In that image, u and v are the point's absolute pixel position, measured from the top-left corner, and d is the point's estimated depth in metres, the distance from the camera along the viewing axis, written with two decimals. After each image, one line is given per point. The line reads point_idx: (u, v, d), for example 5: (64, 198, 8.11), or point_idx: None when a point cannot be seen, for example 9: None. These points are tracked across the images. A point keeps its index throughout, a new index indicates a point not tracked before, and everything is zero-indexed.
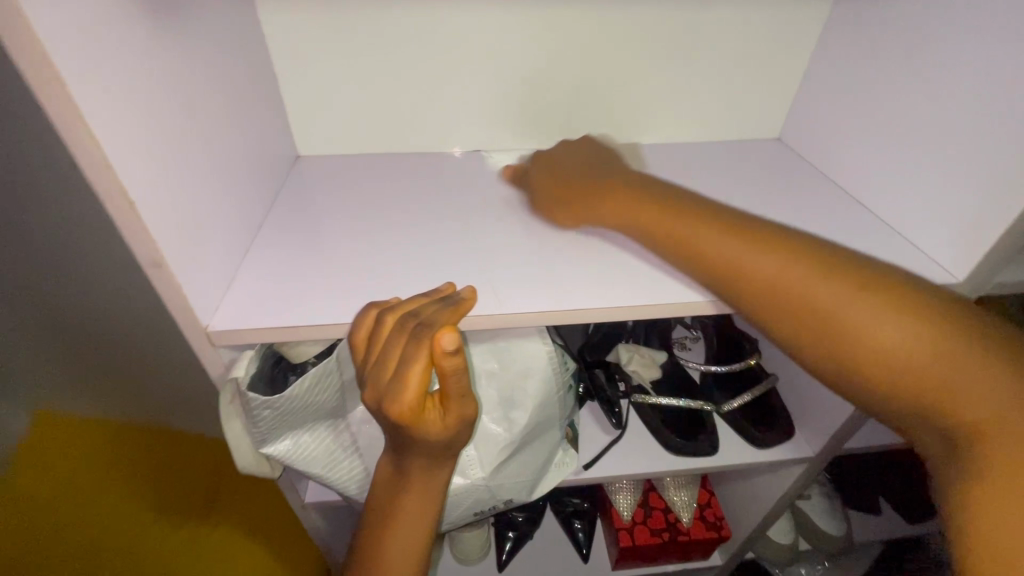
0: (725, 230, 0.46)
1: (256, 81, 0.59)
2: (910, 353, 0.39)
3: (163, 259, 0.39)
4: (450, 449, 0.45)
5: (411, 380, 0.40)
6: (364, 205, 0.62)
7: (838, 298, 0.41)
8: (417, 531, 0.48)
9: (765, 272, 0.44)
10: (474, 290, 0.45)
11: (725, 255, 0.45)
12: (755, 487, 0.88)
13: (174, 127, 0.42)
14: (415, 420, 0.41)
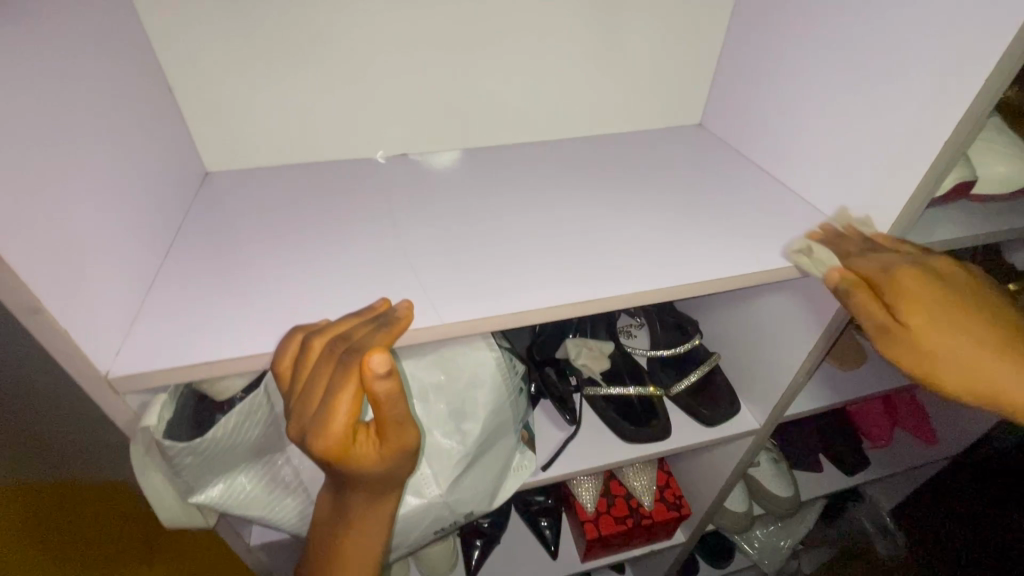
0: (899, 277, 0.48)
1: (147, 93, 0.54)
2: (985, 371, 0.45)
3: (43, 304, 0.35)
4: (394, 478, 0.42)
5: (338, 411, 0.37)
6: (288, 220, 0.58)
7: (910, 301, 0.47)
8: (367, 558, 0.46)
9: (895, 295, 0.48)
10: (410, 307, 0.43)
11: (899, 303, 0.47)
12: (708, 463, 0.91)
13: (47, 148, 0.37)
14: (347, 453, 0.38)
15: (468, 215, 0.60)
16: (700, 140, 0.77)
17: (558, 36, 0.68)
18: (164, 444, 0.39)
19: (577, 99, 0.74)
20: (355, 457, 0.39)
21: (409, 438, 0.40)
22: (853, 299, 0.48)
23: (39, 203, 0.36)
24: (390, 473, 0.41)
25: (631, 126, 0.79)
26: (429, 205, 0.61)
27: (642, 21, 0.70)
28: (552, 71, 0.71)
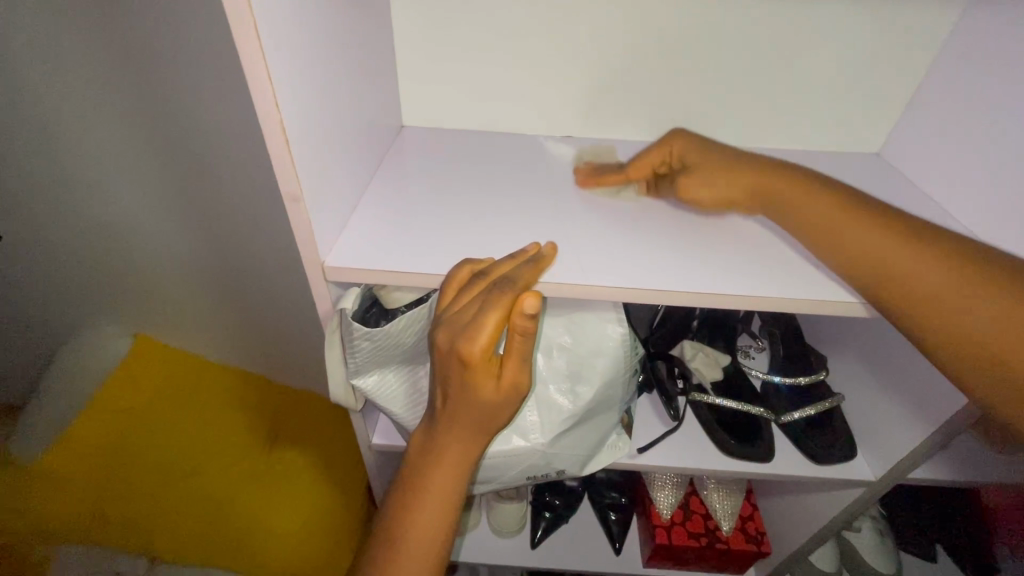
0: (856, 219, 0.50)
1: (378, 50, 0.65)
2: (922, 275, 0.46)
3: (300, 195, 0.44)
4: (497, 416, 0.46)
5: (486, 327, 0.43)
6: (462, 175, 0.66)
7: (856, 230, 0.49)
8: (453, 479, 0.49)
9: (849, 236, 0.49)
10: (555, 253, 0.51)
11: (844, 236, 0.50)
12: (801, 507, 0.86)
13: (317, 77, 0.47)
14: (478, 368, 0.44)
15: (620, 201, 0.64)
16: (872, 171, 0.73)
17: (745, 43, 0.69)
18: (353, 327, 0.48)
19: (750, 110, 0.74)
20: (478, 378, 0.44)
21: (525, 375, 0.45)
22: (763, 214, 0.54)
23: (309, 117, 0.46)
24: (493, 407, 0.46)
25: (799, 145, 0.77)
26: (585, 187, 0.66)
27: (839, 37, 0.68)
28: (730, 79, 0.72)
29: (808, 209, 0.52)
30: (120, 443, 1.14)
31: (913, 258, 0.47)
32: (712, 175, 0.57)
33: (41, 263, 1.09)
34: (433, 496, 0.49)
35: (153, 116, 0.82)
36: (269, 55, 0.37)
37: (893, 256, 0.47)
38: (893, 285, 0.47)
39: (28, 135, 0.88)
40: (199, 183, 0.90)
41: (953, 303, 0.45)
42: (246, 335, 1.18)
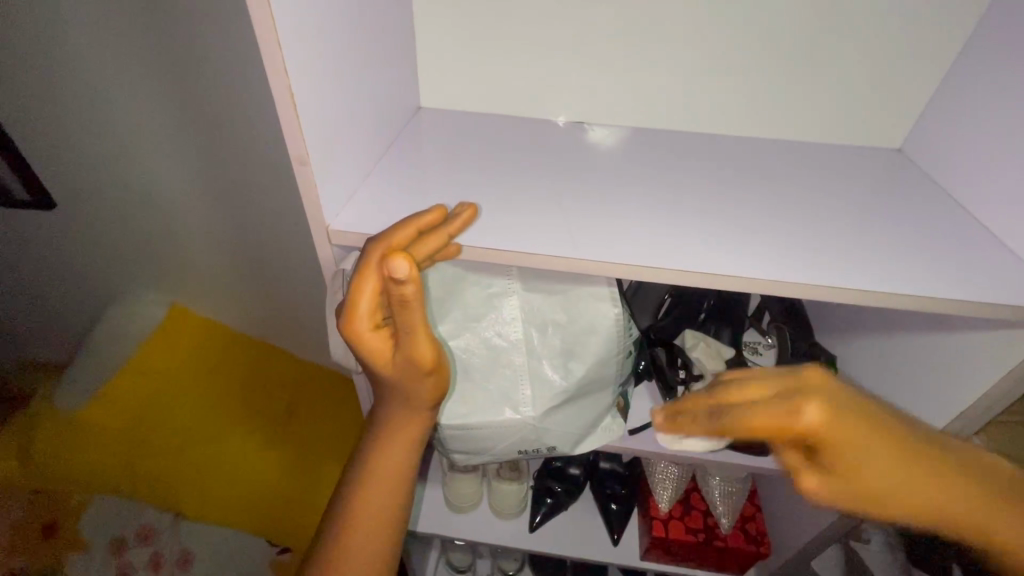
0: (962, 479, 0.36)
1: (397, 32, 0.67)
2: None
3: (307, 159, 0.47)
4: (403, 379, 0.48)
5: (361, 294, 0.43)
6: (472, 154, 0.68)
7: (948, 486, 0.36)
8: (401, 450, 0.54)
9: (955, 493, 0.36)
10: (468, 215, 0.49)
11: (945, 506, 0.36)
12: (804, 510, 0.84)
13: (333, 50, 0.50)
14: (363, 336, 0.45)
15: (627, 185, 0.64)
16: (891, 167, 0.71)
17: (763, 33, 0.68)
18: None
19: (766, 100, 0.73)
20: (373, 348, 0.46)
21: (416, 343, 0.45)
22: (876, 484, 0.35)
23: (321, 87, 0.48)
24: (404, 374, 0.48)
25: (818, 138, 0.75)
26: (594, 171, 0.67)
27: (862, 27, 0.66)
28: (747, 68, 0.71)
29: (916, 492, 0.35)
30: (148, 411, 1.22)
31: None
32: (887, 474, 0.35)
33: (89, 231, 1.17)
34: (384, 466, 0.55)
35: (196, 93, 0.88)
36: (280, 24, 0.40)
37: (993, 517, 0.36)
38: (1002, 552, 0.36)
39: (83, 109, 0.95)
40: (237, 158, 0.96)
41: None
42: (276, 304, 1.25)
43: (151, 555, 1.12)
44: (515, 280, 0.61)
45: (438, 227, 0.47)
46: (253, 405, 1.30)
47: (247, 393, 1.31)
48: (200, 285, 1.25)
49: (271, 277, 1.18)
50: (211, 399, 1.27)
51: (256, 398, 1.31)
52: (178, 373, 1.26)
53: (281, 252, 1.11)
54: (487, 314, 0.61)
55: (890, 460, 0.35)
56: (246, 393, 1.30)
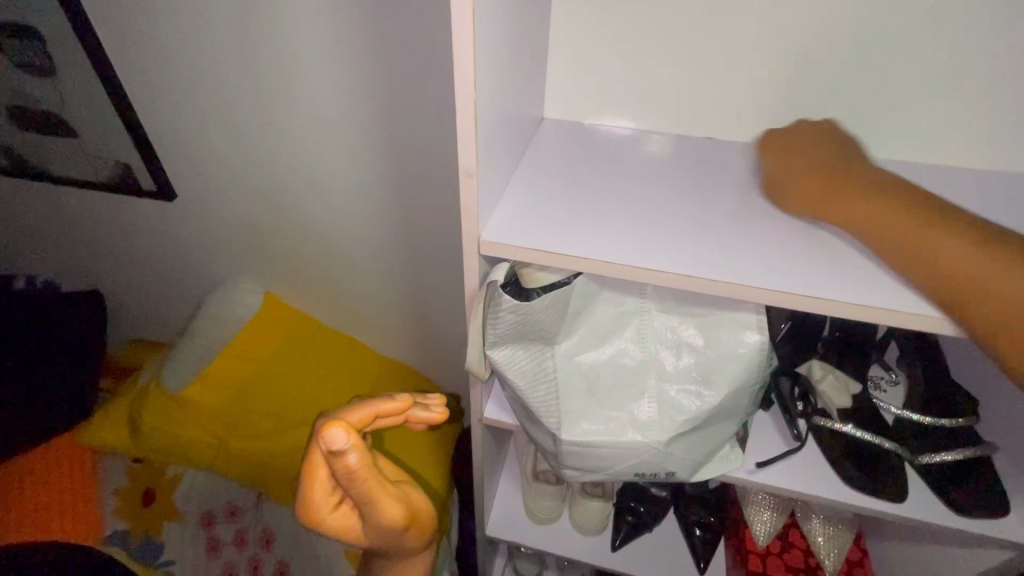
0: (859, 197, 0.52)
1: (536, 49, 0.66)
2: (949, 260, 0.46)
3: (474, 170, 0.47)
4: (382, 536, 0.53)
5: (313, 486, 0.49)
6: (605, 164, 0.67)
7: (838, 183, 0.54)
8: (405, 566, 0.61)
9: (843, 206, 0.53)
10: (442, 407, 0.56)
11: (847, 212, 0.53)
12: (927, 561, 0.78)
13: (499, 57, 0.50)
14: (326, 519, 0.51)
15: (770, 208, 0.61)
16: None
17: (939, 49, 0.61)
18: (501, 299, 0.52)
19: (928, 125, 0.66)
20: (339, 522, 0.51)
21: (375, 508, 0.51)
22: (841, 206, 0.53)
23: (491, 94, 0.48)
24: (379, 533, 0.53)
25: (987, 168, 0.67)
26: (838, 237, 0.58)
27: None
28: (911, 90, 0.64)
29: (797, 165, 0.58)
30: (234, 403, 1.28)
31: (947, 243, 0.47)
32: (852, 201, 0.53)
33: (204, 222, 1.25)
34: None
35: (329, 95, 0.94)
36: (476, 39, 0.40)
37: (905, 247, 0.49)
38: (916, 261, 0.48)
39: (221, 106, 1.02)
40: (356, 156, 1.02)
41: (1000, 284, 0.44)
42: (371, 299, 1.30)
43: (236, 531, 1.23)
44: (648, 300, 0.60)
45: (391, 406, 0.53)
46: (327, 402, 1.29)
47: (324, 389, 1.31)
48: (299, 278, 1.31)
49: (369, 271, 1.23)
50: (295, 395, 1.30)
51: (333, 395, 1.31)
52: (266, 366, 1.31)
53: (380, 246, 1.16)
54: (619, 332, 0.60)
55: (851, 187, 0.53)
56: (323, 390, 1.31)
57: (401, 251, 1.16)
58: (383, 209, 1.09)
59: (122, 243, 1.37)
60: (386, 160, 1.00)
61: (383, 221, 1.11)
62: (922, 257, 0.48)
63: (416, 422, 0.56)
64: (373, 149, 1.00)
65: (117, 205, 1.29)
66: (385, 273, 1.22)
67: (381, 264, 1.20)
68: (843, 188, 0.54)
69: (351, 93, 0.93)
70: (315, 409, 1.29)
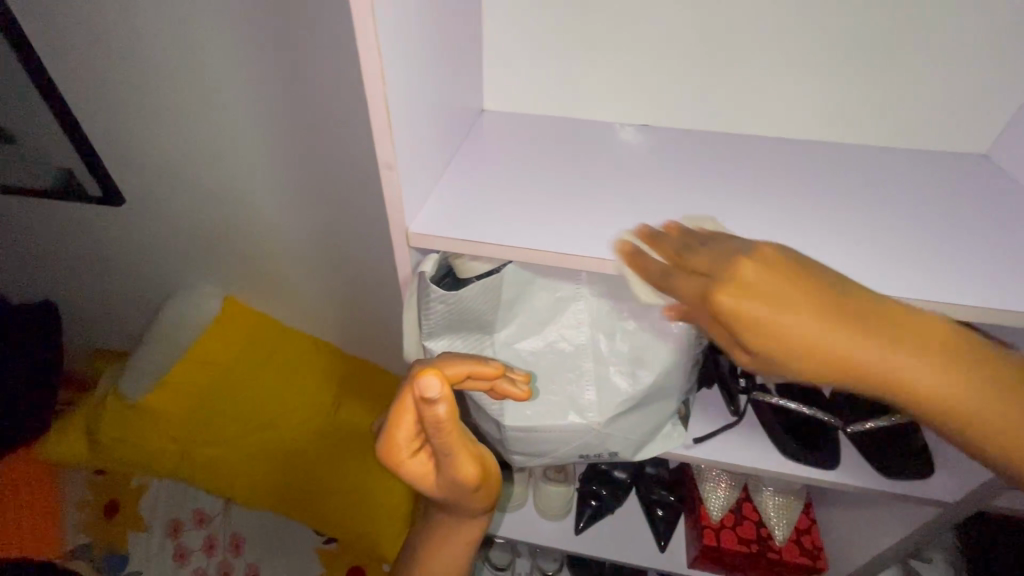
0: (806, 307, 0.36)
1: (466, 40, 0.66)
2: (924, 385, 0.35)
3: (395, 164, 0.47)
4: (454, 492, 0.55)
5: (400, 429, 0.51)
6: (539, 153, 0.67)
7: (778, 303, 0.36)
8: (469, 522, 0.62)
9: (789, 325, 0.36)
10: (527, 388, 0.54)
11: (799, 333, 0.36)
12: (868, 525, 0.82)
13: (417, 51, 0.49)
14: (406, 461, 0.53)
15: (700, 189, 0.62)
16: (978, 171, 0.67)
17: (855, 32, 0.63)
18: (430, 289, 0.52)
19: (849, 107, 0.68)
20: (416, 467, 0.53)
21: (454, 464, 0.52)
22: (775, 323, 0.36)
23: (408, 87, 0.48)
24: (449, 487, 0.54)
25: (904, 147, 0.70)
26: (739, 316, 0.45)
27: (961, 26, 0.61)
28: (831, 73, 0.67)
29: (763, 300, 0.36)
30: (200, 408, 1.25)
31: (922, 373, 0.35)
32: (791, 312, 0.36)
33: (155, 226, 1.22)
34: (456, 530, 0.63)
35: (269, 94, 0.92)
36: (380, 32, 0.40)
37: (878, 370, 0.36)
38: (882, 389, 0.36)
39: (161, 107, 1.00)
40: (304, 155, 1.01)
41: (980, 409, 0.35)
42: (331, 298, 1.29)
43: (204, 537, 1.21)
44: (583, 286, 0.61)
45: (484, 375, 0.52)
46: (303, 401, 1.29)
47: (294, 390, 1.30)
48: (258, 280, 1.30)
49: (328, 271, 1.22)
50: (265, 397, 1.28)
51: (304, 394, 1.30)
52: (236, 368, 1.29)
53: (336, 245, 1.15)
54: (556, 318, 0.61)
55: (787, 294, 0.36)
56: (293, 390, 1.30)
57: (357, 250, 1.15)
58: (335, 207, 1.07)
59: (71, 251, 1.34)
60: (334, 158, 0.99)
61: (337, 220, 1.10)
62: (897, 380, 0.35)
63: (501, 393, 0.54)
64: (320, 148, 0.98)
65: (63, 212, 1.25)
66: (343, 272, 1.21)
67: (338, 262, 1.19)
68: (786, 302, 0.36)
69: (292, 90, 0.92)
70: (289, 410, 1.28)
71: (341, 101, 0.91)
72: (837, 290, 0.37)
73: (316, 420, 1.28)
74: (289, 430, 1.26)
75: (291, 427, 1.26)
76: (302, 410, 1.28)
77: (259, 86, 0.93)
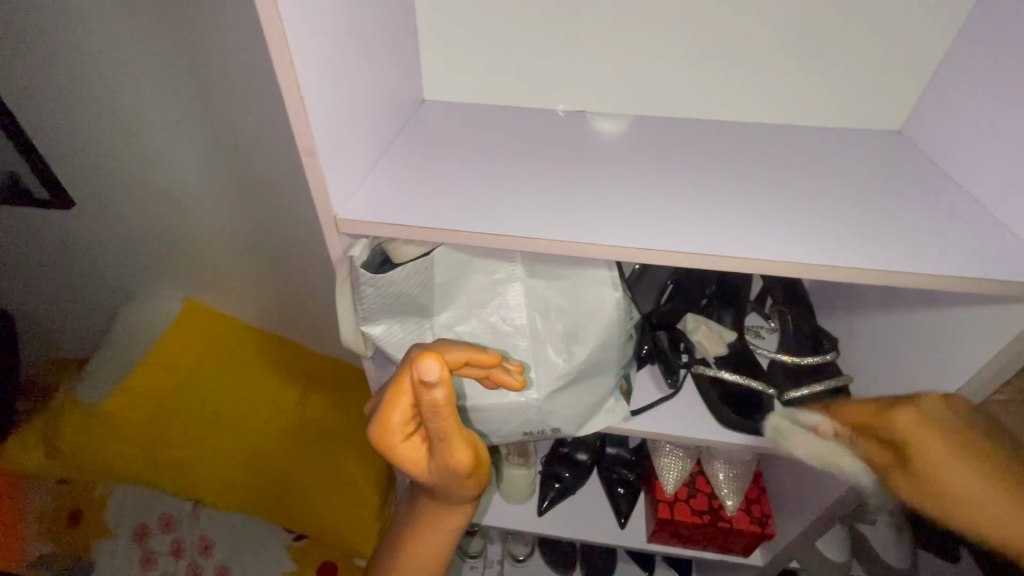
0: (910, 412, 0.47)
1: (400, 32, 0.67)
2: (974, 491, 0.44)
3: (315, 150, 0.48)
4: (445, 483, 0.50)
5: (394, 410, 0.46)
6: (475, 140, 0.68)
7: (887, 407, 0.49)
8: (452, 517, 0.57)
9: (898, 420, 0.48)
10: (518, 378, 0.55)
11: (896, 424, 0.48)
12: (810, 490, 0.85)
13: (338, 40, 0.50)
14: (397, 446, 0.47)
15: (629, 170, 0.64)
16: (893, 147, 0.70)
17: (771, 16, 0.66)
18: (359, 272, 0.53)
19: (772, 88, 0.71)
20: (408, 454, 0.48)
21: (449, 451, 0.47)
22: (908, 436, 0.47)
23: (328, 76, 0.49)
24: (443, 477, 0.49)
25: (825, 126, 0.74)
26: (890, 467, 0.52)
27: (869, 8, 0.64)
28: (753, 56, 0.70)
29: (903, 419, 0.48)
30: (164, 410, 1.23)
31: (979, 480, 0.45)
32: (907, 422, 0.47)
33: (107, 229, 1.21)
34: (437, 526, 0.57)
35: (201, 94, 0.89)
36: (287, 21, 0.41)
37: (934, 471, 0.46)
38: (934, 491, 0.46)
39: (97, 106, 0.97)
40: (239, 157, 0.97)
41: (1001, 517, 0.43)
42: (288, 298, 1.27)
43: (171, 542, 1.20)
44: (517, 267, 0.62)
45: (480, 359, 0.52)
46: (272, 399, 1.30)
47: (262, 390, 1.30)
48: (215, 281, 1.28)
49: (279, 270, 1.19)
50: (233, 397, 1.28)
51: (273, 393, 1.30)
52: (202, 369, 1.29)
53: (284, 247, 1.13)
54: (492, 300, 0.63)
55: (903, 404, 0.49)
56: (262, 390, 1.30)
57: (304, 251, 1.12)
58: (276, 209, 1.04)
59: (23, 258, 1.31)
60: (267, 158, 0.95)
61: (280, 221, 1.07)
62: (945, 483, 0.45)
63: (495, 381, 0.55)
64: (253, 149, 0.95)
65: (12, 218, 1.22)
66: (294, 273, 1.18)
67: (288, 263, 1.16)
68: (909, 412, 0.48)
69: (220, 90, 0.88)
70: (258, 409, 1.28)
71: (269, 101, 0.87)
72: (938, 410, 0.48)
73: (285, 418, 1.28)
74: (259, 428, 1.26)
75: (262, 426, 1.26)
76: (273, 409, 1.29)
77: (188, 85, 0.89)
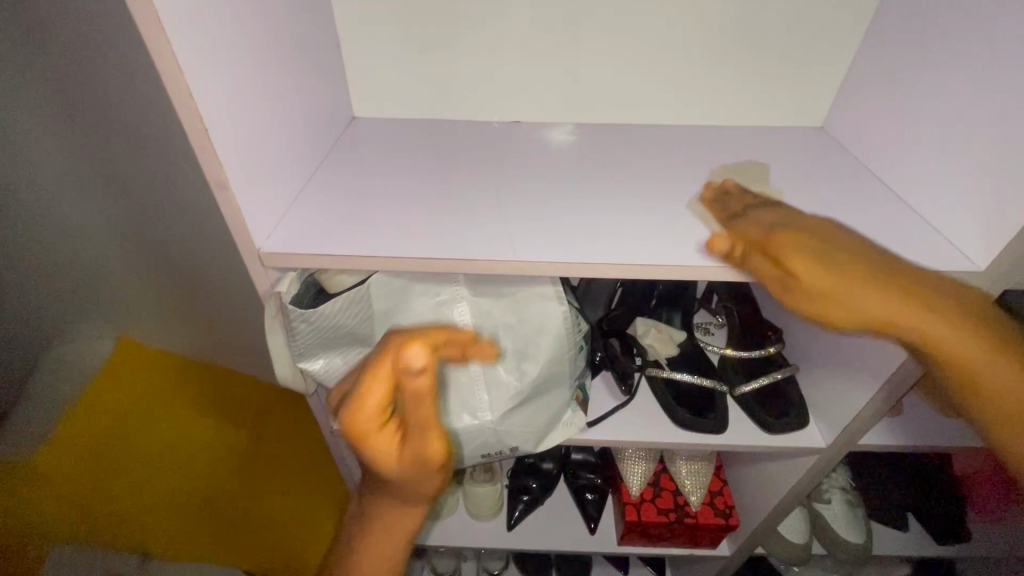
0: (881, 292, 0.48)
1: (321, 48, 0.64)
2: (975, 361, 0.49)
3: (227, 183, 0.45)
4: (417, 479, 0.47)
5: (373, 391, 0.43)
6: (408, 156, 0.66)
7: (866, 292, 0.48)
8: (410, 515, 0.54)
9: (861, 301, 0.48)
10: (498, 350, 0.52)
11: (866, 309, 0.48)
12: (767, 477, 0.87)
13: (247, 62, 0.47)
14: (371, 433, 0.44)
15: (566, 180, 0.64)
16: (816, 141, 0.73)
17: (693, 22, 0.68)
18: (289, 308, 0.50)
19: (699, 91, 0.73)
20: (382, 444, 0.45)
21: (427, 443, 0.45)
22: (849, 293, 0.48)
23: (238, 102, 0.46)
24: (415, 472, 0.46)
25: (753, 125, 0.76)
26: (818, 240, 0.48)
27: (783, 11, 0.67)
28: (679, 61, 0.71)
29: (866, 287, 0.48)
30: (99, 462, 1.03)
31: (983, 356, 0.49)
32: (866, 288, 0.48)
33: None
34: (396, 524, 0.54)
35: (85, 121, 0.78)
36: (180, 47, 0.38)
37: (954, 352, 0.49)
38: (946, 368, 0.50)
39: None
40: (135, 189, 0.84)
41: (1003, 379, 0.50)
42: (215, 339, 1.14)
43: None
44: (459, 288, 0.60)
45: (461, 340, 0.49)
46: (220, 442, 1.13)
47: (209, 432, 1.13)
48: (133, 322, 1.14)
49: (202, 313, 1.07)
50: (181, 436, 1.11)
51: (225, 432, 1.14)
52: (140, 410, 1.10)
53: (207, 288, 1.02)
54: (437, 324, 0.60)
55: (878, 284, 0.48)
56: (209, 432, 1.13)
57: (221, 292, 0.99)
58: (181, 247, 0.90)
59: None
60: (157, 197, 0.82)
61: (190, 263, 0.93)
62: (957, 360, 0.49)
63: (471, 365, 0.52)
64: (144, 187, 0.82)
65: None
66: (215, 312, 1.06)
67: (209, 304, 1.04)
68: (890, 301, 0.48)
69: (106, 120, 0.77)
70: (209, 451, 1.12)
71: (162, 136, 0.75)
72: (939, 292, 0.49)
73: (238, 458, 1.14)
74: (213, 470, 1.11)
75: (215, 468, 1.11)
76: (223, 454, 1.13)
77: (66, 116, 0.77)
